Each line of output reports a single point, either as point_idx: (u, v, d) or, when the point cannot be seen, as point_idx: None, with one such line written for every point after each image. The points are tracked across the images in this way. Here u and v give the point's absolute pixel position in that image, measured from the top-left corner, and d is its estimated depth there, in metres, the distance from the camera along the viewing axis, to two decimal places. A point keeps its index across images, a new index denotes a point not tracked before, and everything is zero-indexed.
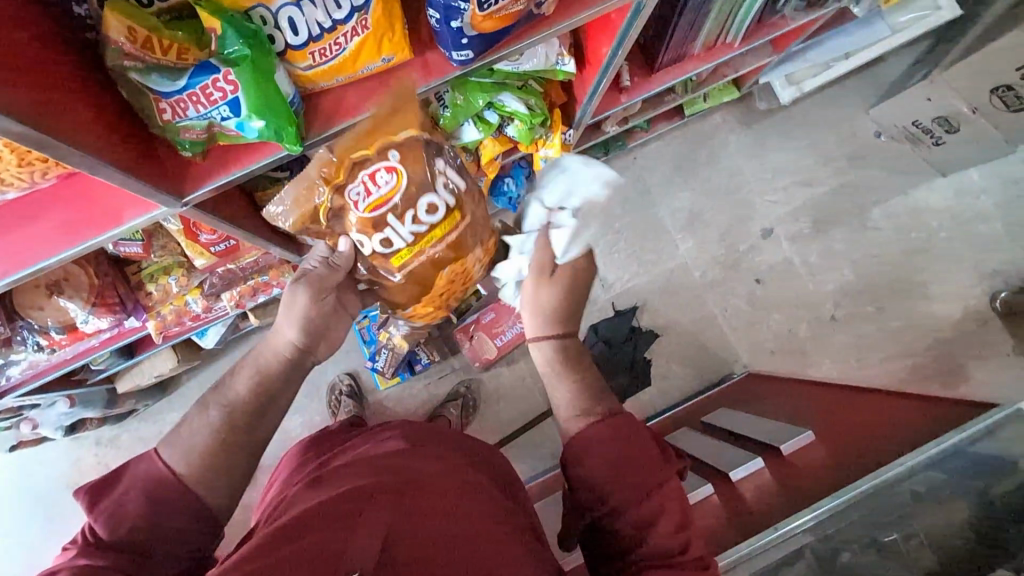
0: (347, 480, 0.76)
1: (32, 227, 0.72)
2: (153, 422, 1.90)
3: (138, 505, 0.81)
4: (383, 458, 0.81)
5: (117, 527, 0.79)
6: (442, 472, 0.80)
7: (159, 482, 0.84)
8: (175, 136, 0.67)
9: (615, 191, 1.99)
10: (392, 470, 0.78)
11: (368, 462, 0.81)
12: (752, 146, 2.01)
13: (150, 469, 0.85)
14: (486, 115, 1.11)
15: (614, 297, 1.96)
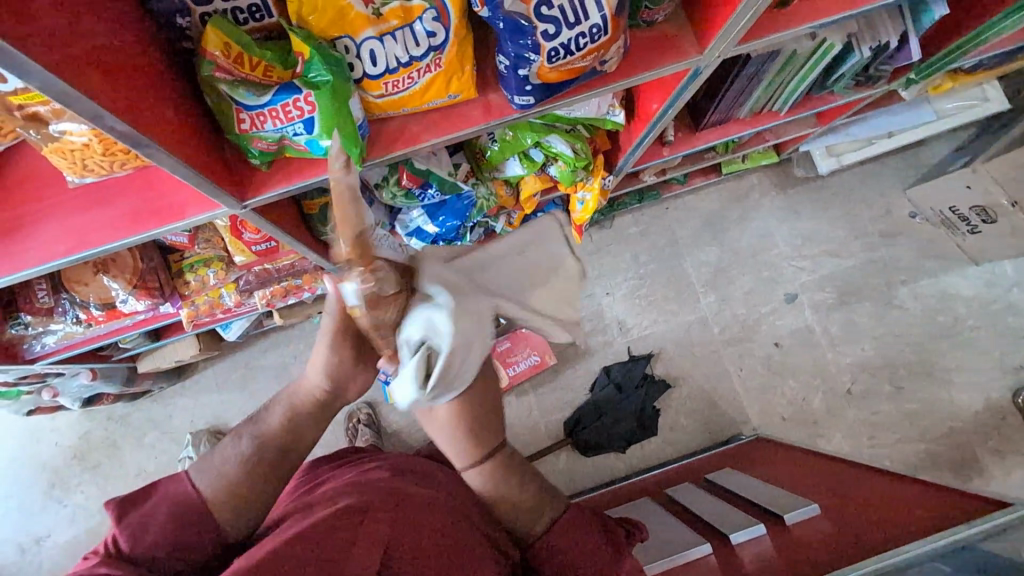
0: (341, 494, 0.80)
1: (99, 210, 0.77)
2: (165, 406, 1.94)
3: (163, 526, 0.77)
4: (373, 483, 0.84)
5: (136, 545, 0.75)
6: (429, 505, 0.83)
7: (183, 502, 0.80)
8: (248, 146, 0.72)
9: (643, 238, 2.01)
10: (384, 492, 0.82)
11: (355, 483, 0.84)
12: (785, 211, 2.03)
13: (178, 488, 0.81)
14: (532, 153, 1.15)
15: (630, 342, 1.96)
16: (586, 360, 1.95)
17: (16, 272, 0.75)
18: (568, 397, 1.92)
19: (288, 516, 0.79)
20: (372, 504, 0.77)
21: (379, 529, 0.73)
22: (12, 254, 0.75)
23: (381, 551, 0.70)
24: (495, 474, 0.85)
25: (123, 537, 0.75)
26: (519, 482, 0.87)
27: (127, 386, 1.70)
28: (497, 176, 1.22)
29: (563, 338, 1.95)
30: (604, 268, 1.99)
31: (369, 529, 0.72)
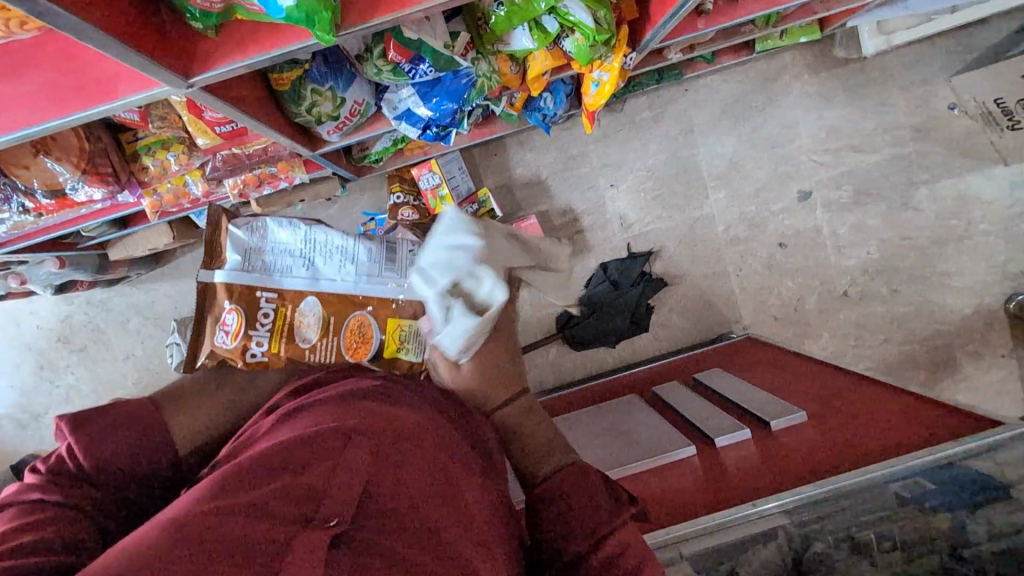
0: (323, 414, 0.72)
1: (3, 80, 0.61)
2: (144, 292, 1.86)
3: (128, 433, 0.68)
4: (365, 397, 0.77)
5: (99, 456, 0.65)
6: (416, 421, 0.76)
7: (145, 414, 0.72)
8: (184, 3, 0.55)
9: (655, 124, 1.82)
10: (375, 410, 0.75)
11: (344, 397, 0.76)
12: (814, 98, 1.83)
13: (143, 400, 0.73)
14: (545, 22, 0.97)
15: (631, 239, 1.86)
16: (584, 256, 1.86)
17: None
18: (563, 293, 1.87)
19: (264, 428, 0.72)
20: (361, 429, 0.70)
21: (362, 457, 0.67)
22: None
23: (360, 487, 0.64)
24: (522, 411, 0.86)
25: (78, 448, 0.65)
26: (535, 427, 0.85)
27: (99, 273, 1.60)
28: (501, 50, 1.03)
29: (561, 233, 1.84)
30: (610, 157, 1.83)
31: (348, 456, 0.66)
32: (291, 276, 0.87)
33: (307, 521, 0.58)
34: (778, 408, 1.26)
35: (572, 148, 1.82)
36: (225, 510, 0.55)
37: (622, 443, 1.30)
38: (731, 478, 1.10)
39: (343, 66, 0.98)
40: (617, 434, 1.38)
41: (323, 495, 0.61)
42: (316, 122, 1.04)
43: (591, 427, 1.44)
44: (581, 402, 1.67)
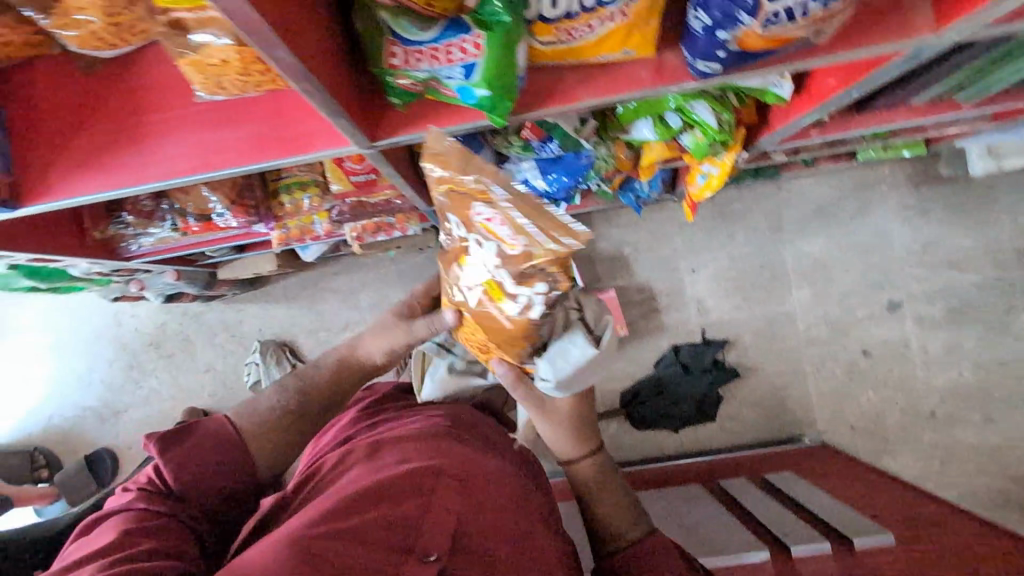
0: (410, 459, 0.80)
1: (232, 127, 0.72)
2: (235, 311, 1.98)
3: (208, 456, 0.80)
4: (444, 448, 0.85)
5: (182, 476, 0.77)
6: (491, 473, 0.83)
7: (225, 438, 0.84)
8: (391, 82, 0.64)
9: (744, 216, 1.85)
10: (454, 458, 0.83)
11: (425, 447, 0.85)
12: (911, 210, 1.81)
13: (222, 428, 0.85)
14: (668, 118, 1.02)
15: (707, 325, 1.84)
16: (657, 335, 1.85)
17: (143, 184, 0.73)
18: (631, 369, 1.85)
19: (353, 469, 0.80)
20: (446, 471, 0.77)
21: (450, 497, 0.73)
22: (140, 166, 0.73)
23: (453, 524, 0.70)
24: (598, 463, 1.07)
25: (167, 467, 0.77)
26: (609, 489, 1.05)
27: (205, 289, 1.73)
28: (620, 136, 1.10)
29: (637, 309, 1.86)
30: (694, 242, 1.86)
31: (438, 495, 0.73)
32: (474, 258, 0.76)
33: (410, 553, 0.65)
34: (864, 527, 1.18)
35: (658, 230, 1.86)
36: (340, 535, 0.63)
37: (689, 537, 1.25)
38: None
39: (477, 137, 1.08)
40: (682, 527, 1.32)
41: (420, 531, 0.67)
42: None
43: (653, 514, 1.39)
44: (641, 484, 1.62)
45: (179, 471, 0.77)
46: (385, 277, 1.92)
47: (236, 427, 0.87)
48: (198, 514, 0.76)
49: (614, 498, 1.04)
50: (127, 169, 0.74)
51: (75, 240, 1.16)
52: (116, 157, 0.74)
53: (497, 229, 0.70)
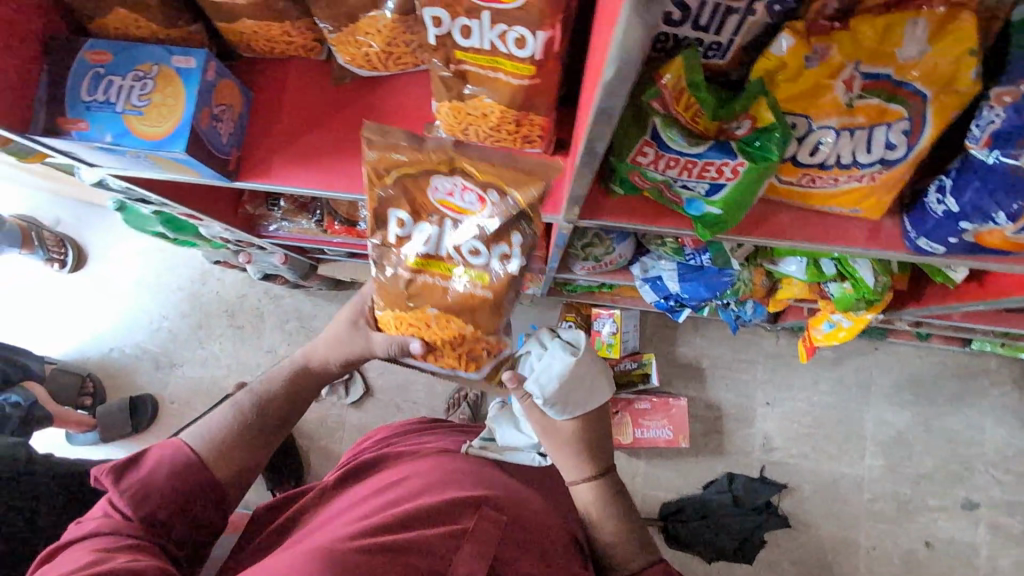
0: (461, 484, 0.79)
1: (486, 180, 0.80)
2: (313, 304, 2.03)
3: (171, 482, 0.71)
4: (496, 480, 0.84)
5: (141, 507, 0.69)
6: (541, 513, 0.81)
7: (185, 461, 0.74)
8: (626, 175, 0.68)
9: (832, 366, 1.81)
10: (502, 491, 0.81)
11: (477, 474, 0.84)
12: (1009, 412, 1.74)
13: (181, 451, 0.74)
14: (823, 264, 1.02)
15: (767, 463, 1.77)
16: (714, 457, 1.79)
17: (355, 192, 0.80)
18: (678, 483, 1.78)
19: (405, 476, 0.81)
20: (487, 502, 0.76)
21: (489, 529, 0.72)
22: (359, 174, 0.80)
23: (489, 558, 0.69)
24: (603, 490, 0.84)
25: (124, 499, 0.69)
26: (620, 514, 0.83)
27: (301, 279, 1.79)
28: (765, 264, 1.10)
29: (700, 424, 1.81)
30: (775, 376, 1.82)
31: (478, 527, 0.72)
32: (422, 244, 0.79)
33: None
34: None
35: (742, 352, 1.84)
36: (380, 553, 0.64)
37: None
38: None
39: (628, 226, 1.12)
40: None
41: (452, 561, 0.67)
42: (576, 257, 1.16)
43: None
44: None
45: (161, 488, 0.70)
46: None
47: (194, 447, 0.76)
48: (162, 541, 0.68)
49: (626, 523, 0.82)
50: (342, 173, 0.80)
51: (230, 211, 1.23)
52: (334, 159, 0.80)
53: (462, 201, 0.74)
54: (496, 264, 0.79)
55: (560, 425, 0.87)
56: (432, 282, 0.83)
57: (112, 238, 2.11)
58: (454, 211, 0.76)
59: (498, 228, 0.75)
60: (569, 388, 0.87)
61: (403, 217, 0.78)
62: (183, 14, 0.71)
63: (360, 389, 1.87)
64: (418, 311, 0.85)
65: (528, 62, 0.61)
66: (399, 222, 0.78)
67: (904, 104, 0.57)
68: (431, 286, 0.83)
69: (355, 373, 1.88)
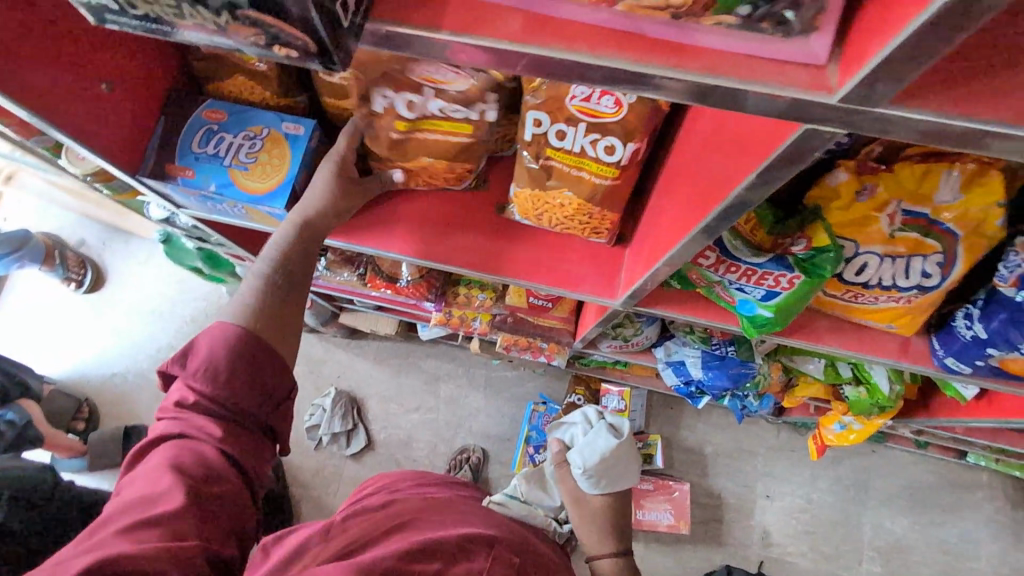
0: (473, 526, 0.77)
1: (443, 215, 0.93)
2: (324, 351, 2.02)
3: (228, 365, 0.68)
4: (509, 529, 0.82)
5: (215, 387, 0.68)
6: (547, 564, 0.78)
7: (234, 337, 0.70)
8: (686, 272, 0.76)
9: (832, 465, 1.84)
10: (513, 536, 0.78)
11: (490, 523, 0.82)
12: (1005, 530, 1.76)
13: (225, 326, 0.71)
14: (841, 366, 1.09)
15: (766, 559, 1.75)
16: (712, 547, 1.77)
17: (423, 259, 0.91)
18: (676, 572, 1.74)
19: (418, 521, 0.78)
20: (500, 542, 0.73)
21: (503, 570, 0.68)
22: (428, 244, 0.91)
23: None
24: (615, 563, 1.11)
25: (194, 387, 0.68)
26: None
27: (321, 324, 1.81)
28: (784, 362, 1.16)
29: (700, 512, 1.80)
30: (776, 469, 1.84)
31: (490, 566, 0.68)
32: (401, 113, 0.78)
33: None
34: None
35: (744, 442, 1.87)
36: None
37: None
38: None
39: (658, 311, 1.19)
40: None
41: None
42: (605, 335, 1.22)
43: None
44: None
45: (229, 380, 0.68)
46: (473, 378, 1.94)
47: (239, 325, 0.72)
48: (241, 423, 0.69)
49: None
50: (414, 242, 0.92)
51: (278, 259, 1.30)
52: (409, 231, 0.92)
53: (438, 76, 0.74)
54: (477, 118, 0.78)
55: (591, 499, 1.15)
56: (429, 136, 0.81)
57: (135, 264, 2.14)
58: (432, 85, 0.75)
59: (477, 103, 0.76)
60: (605, 468, 1.14)
61: (409, 98, 0.76)
62: (298, 89, 0.86)
63: (363, 441, 1.85)
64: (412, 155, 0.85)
65: (613, 166, 0.70)
66: (385, 96, 0.77)
67: (938, 240, 0.65)
68: (427, 141, 0.82)
69: (360, 425, 1.87)
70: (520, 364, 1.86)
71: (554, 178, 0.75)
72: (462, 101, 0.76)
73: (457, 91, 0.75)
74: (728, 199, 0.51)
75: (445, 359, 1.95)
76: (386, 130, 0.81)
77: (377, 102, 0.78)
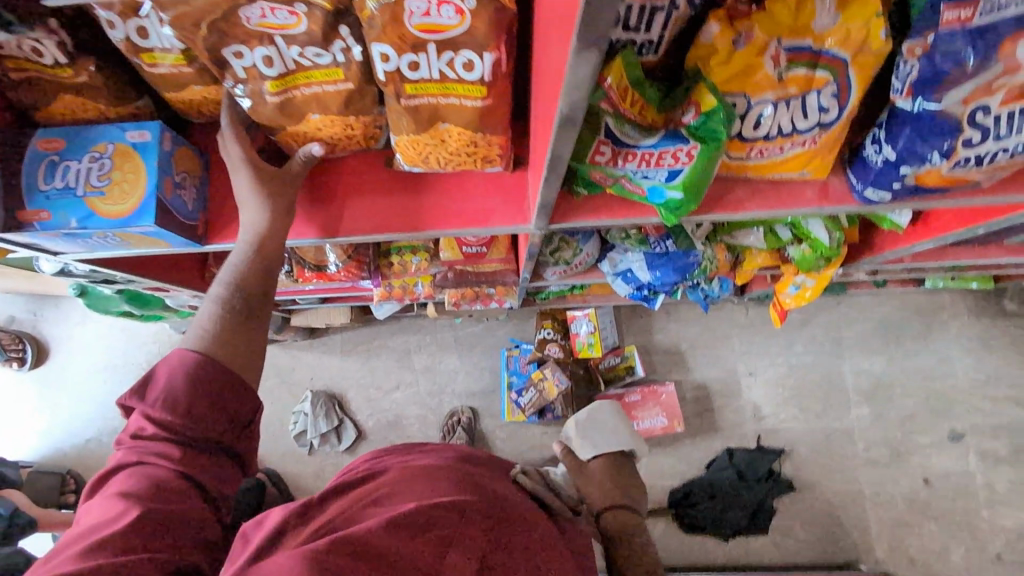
0: (448, 491, 0.72)
1: (324, 187, 0.86)
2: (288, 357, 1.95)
3: (194, 391, 0.62)
4: (487, 484, 0.77)
5: (178, 415, 0.61)
6: (526, 511, 0.74)
7: (197, 364, 0.64)
8: (587, 175, 0.71)
9: (804, 327, 1.89)
10: (488, 494, 0.73)
11: (469, 479, 0.77)
12: (972, 341, 1.84)
13: (186, 354, 0.65)
14: (779, 230, 1.08)
15: (763, 432, 1.82)
16: (710, 435, 1.82)
17: (328, 237, 0.85)
18: (683, 468, 1.80)
19: (394, 495, 0.72)
20: (474, 506, 0.67)
21: (477, 538, 0.63)
22: (329, 221, 0.85)
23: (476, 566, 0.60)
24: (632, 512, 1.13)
25: (154, 415, 0.62)
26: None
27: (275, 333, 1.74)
28: (726, 241, 1.15)
29: (692, 406, 1.85)
30: (753, 347, 1.89)
31: (464, 532, 0.63)
32: (266, 70, 0.68)
33: None
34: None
35: (719, 330, 1.90)
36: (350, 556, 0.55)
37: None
38: None
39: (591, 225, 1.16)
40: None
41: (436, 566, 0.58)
42: (547, 259, 1.20)
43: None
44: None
45: (190, 409, 0.62)
46: (444, 342, 1.92)
47: (197, 351, 0.66)
48: (198, 446, 0.62)
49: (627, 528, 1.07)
50: (314, 223, 0.86)
51: (194, 281, 1.22)
52: (306, 212, 0.86)
53: (274, 18, 0.63)
54: (343, 60, 0.67)
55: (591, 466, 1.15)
56: (309, 92, 0.72)
57: (69, 325, 2.02)
58: (273, 31, 0.64)
59: (327, 42, 0.65)
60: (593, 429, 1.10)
61: (264, 52, 0.66)
62: (135, 91, 0.77)
63: (353, 434, 1.83)
64: (303, 120, 0.76)
65: (478, 84, 0.65)
66: (239, 54, 0.66)
67: (828, 70, 0.61)
68: (310, 96, 0.72)
69: (346, 419, 1.84)
70: (485, 316, 1.84)
71: (425, 115, 0.69)
72: (316, 45, 0.65)
73: (303, 32, 0.64)
74: (567, 75, 0.45)
75: (410, 332, 1.91)
76: (258, 96, 0.72)
77: (233, 63, 0.68)
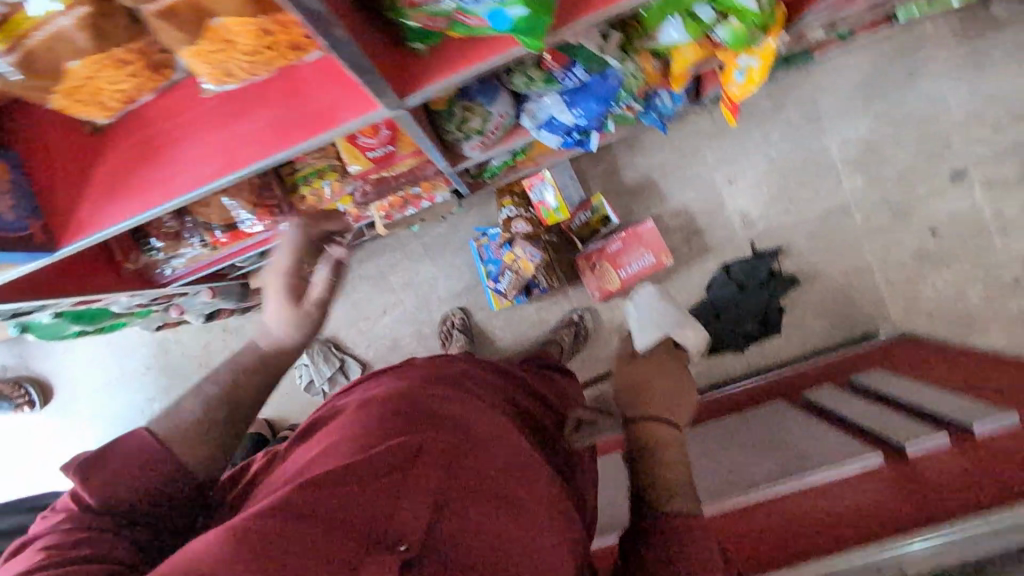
0: (399, 421, 0.69)
1: (155, 141, 0.77)
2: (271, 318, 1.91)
3: (124, 466, 0.64)
4: (440, 402, 0.75)
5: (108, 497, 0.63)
6: (482, 430, 0.73)
7: (140, 450, 0.66)
8: (419, 19, 0.63)
9: (777, 113, 1.73)
10: (440, 420, 0.71)
11: (421, 399, 0.74)
12: (964, 65, 1.65)
13: (135, 439, 0.66)
14: (699, 12, 0.90)
15: (755, 237, 1.76)
16: (702, 258, 1.78)
17: (181, 198, 0.77)
18: (683, 298, 1.79)
19: (346, 427, 0.70)
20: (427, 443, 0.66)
21: (430, 478, 0.63)
22: (172, 177, 0.77)
23: (429, 513, 0.60)
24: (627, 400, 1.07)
25: (84, 493, 0.63)
26: (674, 452, 0.90)
27: (242, 301, 1.67)
28: (647, 45, 0.98)
29: (678, 235, 1.78)
30: (727, 152, 1.75)
31: (416, 473, 0.63)
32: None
33: (375, 545, 0.56)
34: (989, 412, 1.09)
35: (686, 147, 1.76)
36: (296, 519, 0.55)
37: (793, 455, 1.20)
38: (934, 481, 1.01)
39: (491, 81, 1.01)
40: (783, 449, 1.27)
41: (389, 518, 0.58)
42: (461, 137, 1.06)
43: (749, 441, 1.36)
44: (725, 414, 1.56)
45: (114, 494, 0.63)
46: (414, 255, 1.85)
47: (155, 435, 0.68)
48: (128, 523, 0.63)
49: (673, 463, 0.88)
50: (160, 185, 0.78)
51: (108, 271, 1.13)
52: (146, 177, 0.78)
53: None
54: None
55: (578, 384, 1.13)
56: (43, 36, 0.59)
57: (57, 358, 2.01)
58: None
59: None
60: None
61: None
62: None
63: (360, 367, 1.85)
64: (68, 71, 0.64)
65: None
66: None
67: None
68: (48, 40, 0.59)
69: (348, 357, 1.85)
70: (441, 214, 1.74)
71: (185, 14, 0.57)
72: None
73: None
74: None
75: (377, 256, 1.84)
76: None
77: None
